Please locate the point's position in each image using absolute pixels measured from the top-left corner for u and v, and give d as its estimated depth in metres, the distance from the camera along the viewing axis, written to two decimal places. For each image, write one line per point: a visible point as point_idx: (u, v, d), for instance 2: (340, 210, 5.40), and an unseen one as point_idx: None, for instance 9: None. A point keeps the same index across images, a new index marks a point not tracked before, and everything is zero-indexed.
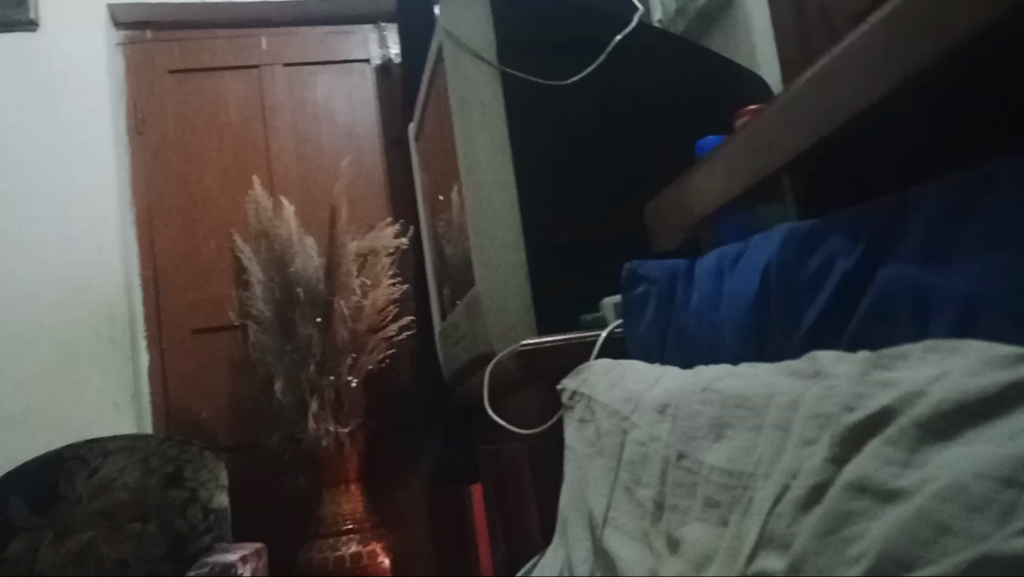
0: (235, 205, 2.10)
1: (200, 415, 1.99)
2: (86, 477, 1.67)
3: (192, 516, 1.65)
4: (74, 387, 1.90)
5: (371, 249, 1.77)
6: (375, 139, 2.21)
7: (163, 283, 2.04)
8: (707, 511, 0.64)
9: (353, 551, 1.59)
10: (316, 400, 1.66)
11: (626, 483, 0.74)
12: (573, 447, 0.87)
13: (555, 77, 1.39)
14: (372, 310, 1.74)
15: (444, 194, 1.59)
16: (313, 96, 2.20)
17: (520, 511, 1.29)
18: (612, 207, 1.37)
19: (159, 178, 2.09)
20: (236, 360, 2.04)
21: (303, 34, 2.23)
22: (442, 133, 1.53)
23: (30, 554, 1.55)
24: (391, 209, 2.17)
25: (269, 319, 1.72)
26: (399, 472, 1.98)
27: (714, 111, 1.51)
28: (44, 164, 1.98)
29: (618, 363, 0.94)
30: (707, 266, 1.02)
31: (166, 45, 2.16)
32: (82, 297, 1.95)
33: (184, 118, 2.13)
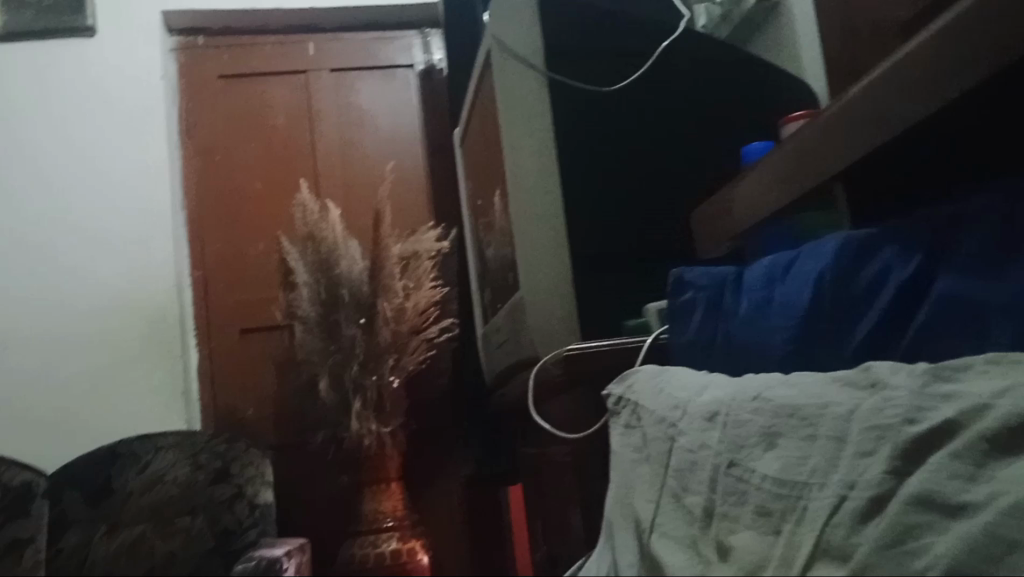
0: (281, 207, 2.12)
1: (244, 413, 2.01)
2: (138, 470, 1.71)
3: (239, 511, 1.68)
4: (126, 383, 1.94)
5: (414, 252, 1.78)
6: (419, 143, 2.22)
7: (210, 283, 2.06)
8: (758, 520, 0.64)
9: (393, 548, 1.61)
10: (358, 400, 1.68)
11: (672, 491, 0.74)
12: (619, 452, 0.89)
13: (600, 84, 1.39)
14: (415, 311, 1.76)
15: (487, 199, 1.60)
16: (357, 100, 2.22)
17: (561, 513, 1.30)
18: (655, 214, 1.37)
19: (206, 180, 2.12)
20: (281, 360, 2.05)
21: (348, 40, 2.25)
22: (487, 138, 1.53)
23: (83, 546, 1.62)
24: (434, 213, 2.18)
25: (314, 319, 1.74)
26: (438, 472, 1.99)
27: (760, 118, 1.50)
28: (99, 167, 2.03)
29: (665, 370, 0.95)
30: (755, 274, 1.02)
31: (217, 50, 2.19)
32: (134, 295, 1.99)
33: (232, 120, 2.16)
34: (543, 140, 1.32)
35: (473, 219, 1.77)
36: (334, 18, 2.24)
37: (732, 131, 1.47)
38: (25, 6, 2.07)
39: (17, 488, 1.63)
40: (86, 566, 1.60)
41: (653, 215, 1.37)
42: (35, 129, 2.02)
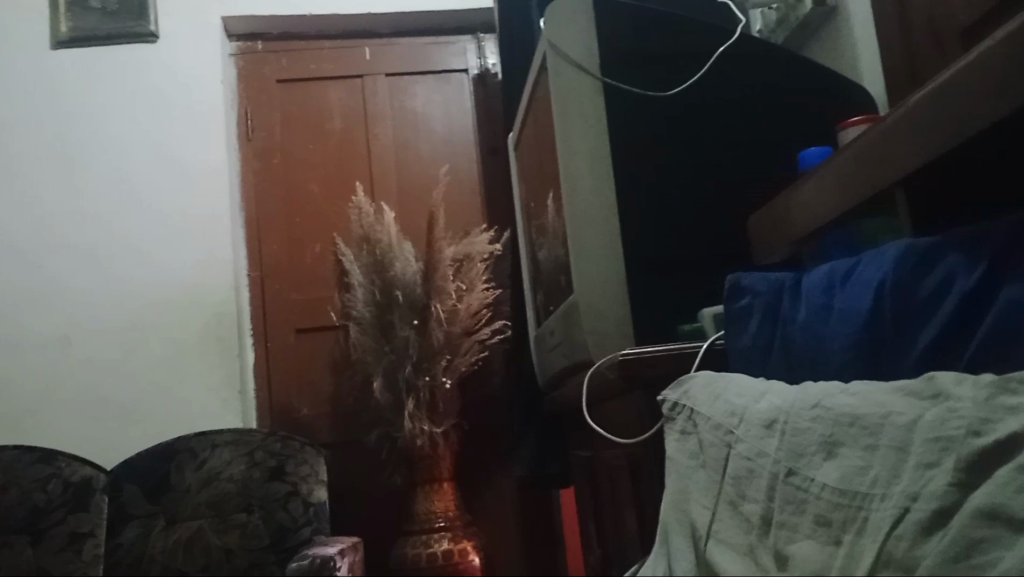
0: (337, 210, 2.16)
1: (301, 412, 2.05)
2: (196, 467, 1.73)
3: (293, 509, 1.68)
4: (184, 382, 1.99)
5: (467, 254, 1.81)
6: (472, 146, 2.25)
7: (268, 283, 2.11)
8: (817, 530, 0.67)
9: (445, 548, 1.63)
10: (412, 399, 1.71)
11: (731, 498, 0.76)
12: (674, 459, 0.89)
13: (656, 90, 1.39)
14: (467, 314, 1.78)
15: (541, 203, 1.61)
16: (413, 104, 2.24)
17: (615, 516, 1.30)
18: (710, 220, 1.37)
19: (267, 183, 2.17)
20: (338, 360, 2.08)
21: (404, 45, 2.27)
22: (541, 142, 1.54)
23: (143, 540, 1.67)
24: (486, 216, 2.20)
25: (369, 320, 1.78)
26: (490, 471, 2.00)
27: (817, 121, 1.49)
28: (161, 171, 2.09)
29: (720, 375, 0.94)
30: (814, 279, 1.01)
31: (275, 54, 2.23)
32: (193, 296, 2.04)
33: (290, 124, 2.20)
34: (598, 144, 1.31)
35: (527, 223, 1.78)
36: (389, 24, 2.26)
37: (788, 136, 1.46)
38: (89, 14, 2.13)
39: (79, 482, 1.68)
40: (146, 560, 1.65)
41: (707, 220, 1.37)
42: (101, 134, 2.09)
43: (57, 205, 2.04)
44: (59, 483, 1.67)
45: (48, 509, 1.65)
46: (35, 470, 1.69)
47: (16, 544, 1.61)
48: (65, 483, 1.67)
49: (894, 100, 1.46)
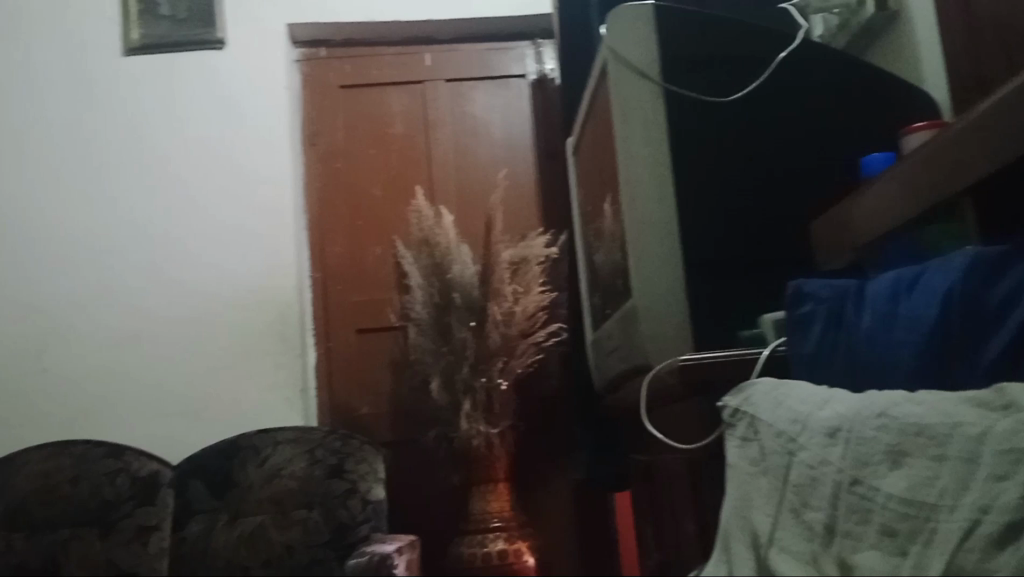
0: (397, 212, 2.16)
1: (361, 411, 2.05)
2: (258, 464, 1.71)
3: (353, 506, 1.65)
4: (248, 381, 1.99)
5: (524, 258, 1.82)
6: (530, 152, 2.22)
7: (331, 287, 2.12)
8: (882, 540, 0.77)
9: (500, 548, 1.64)
10: (469, 400, 1.73)
11: (794, 505, 0.85)
12: (735, 464, 0.95)
13: (716, 96, 1.39)
14: (524, 317, 1.79)
15: (598, 206, 1.62)
16: (472, 109, 2.23)
17: (673, 519, 1.30)
18: (770, 224, 1.36)
19: (330, 186, 2.18)
20: (397, 360, 2.08)
21: (464, 51, 2.27)
22: (601, 146, 1.54)
23: (206, 534, 1.65)
24: (543, 219, 2.18)
25: (428, 323, 1.81)
26: (545, 472, 2.02)
27: (880, 127, 1.47)
28: (228, 176, 2.09)
29: (781, 382, 0.98)
30: (879, 286, 1.00)
31: (339, 62, 2.24)
32: (263, 299, 2.04)
33: (352, 128, 2.21)
34: (658, 150, 1.31)
35: (584, 227, 1.78)
36: (449, 30, 2.25)
37: (851, 142, 1.44)
38: (159, 21, 2.16)
39: (146, 477, 1.70)
40: (209, 553, 1.63)
41: (767, 225, 1.36)
42: (169, 138, 2.11)
43: (126, 207, 2.07)
44: (126, 478, 1.70)
45: (116, 503, 1.67)
46: (103, 464, 1.71)
47: (85, 536, 1.63)
48: (132, 478, 1.70)
49: (959, 105, 1.43)
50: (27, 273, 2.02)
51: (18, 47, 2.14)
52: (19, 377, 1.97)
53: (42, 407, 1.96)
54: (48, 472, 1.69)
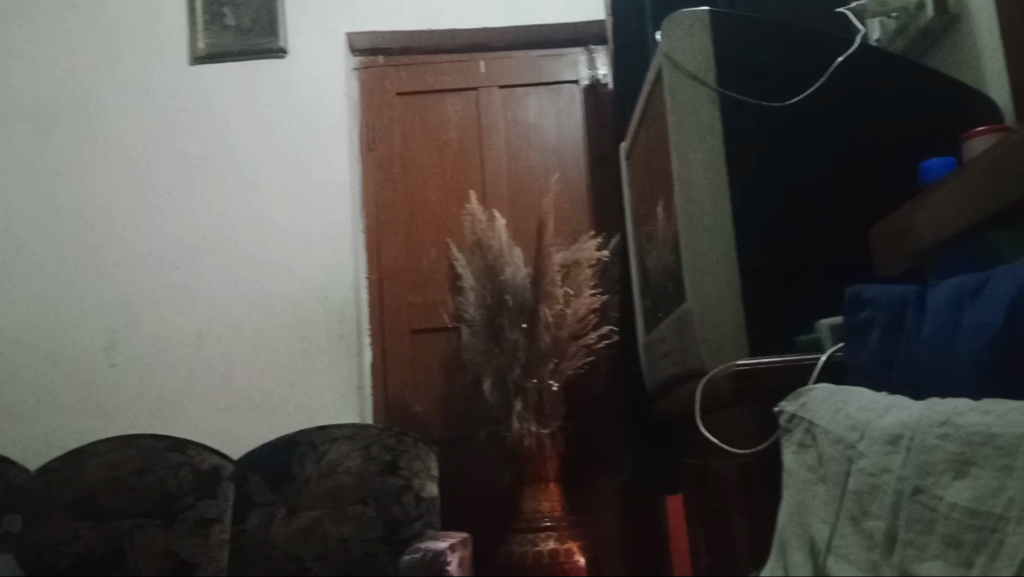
0: (452, 216, 2.19)
1: (414, 409, 2.09)
2: (315, 460, 1.75)
3: (406, 503, 1.67)
4: (307, 378, 2.04)
5: (575, 260, 1.84)
6: (582, 156, 2.23)
7: (387, 288, 2.16)
8: (946, 550, 0.78)
9: (550, 547, 1.65)
10: (520, 401, 1.75)
11: (853, 513, 0.87)
12: (792, 472, 0.96)
13: (772, 100, 1.39)
14: (575, 319, 1.81)
15: (650, 211, 1.63)
16: (525, 116, 2.25)
17: (727, 523, 1.30)
18: (827, 231, 1.36)
19: (386, 191, 2.21)
20: (450, 360, 2.12)
21: (518, 58, 2.28)
22: (654, 151, 1.54)
23: (265, 526, 1.69)
24: (595, 223, 2.18)
25: (480, 323, 1.84)
26: (594, 474, 2.03)
27: (939, 132, 1.45)
28: (287, 180, 2.14)
29: (839, 389, 0.98)
30: (941, 294, 0.99)
31: (397, 69, 2.27)
32: (321, 298, 2.08)
33: (409, 133, 2.25)
34: (714, 154, 1.32)
35: (636, 231, 1.79)
36: (505, 38, 2.27)
37: (910, 147, 1.43)
38: (225, 31, 2.21)
39: (208, 470, 1.76)
40: (267, 546, 1.66)
41: (823, 231, 1.36)
42: (234, 144, 2.17)
43: (192, 209, 2.13)
44: (190, 471, 1.76)
45: (179, 494, 1.73)
46: (168, 456, 1.77)
47: (149, 525, 1.69)
48: (196, 470, 1.76)
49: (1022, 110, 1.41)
50: (98, 272, 2.10)
51: (89, 55, 2.21)
52: (88, 372, 2.04)
53: (108, 401, 2.02)
54: (115, 463, 1.76)
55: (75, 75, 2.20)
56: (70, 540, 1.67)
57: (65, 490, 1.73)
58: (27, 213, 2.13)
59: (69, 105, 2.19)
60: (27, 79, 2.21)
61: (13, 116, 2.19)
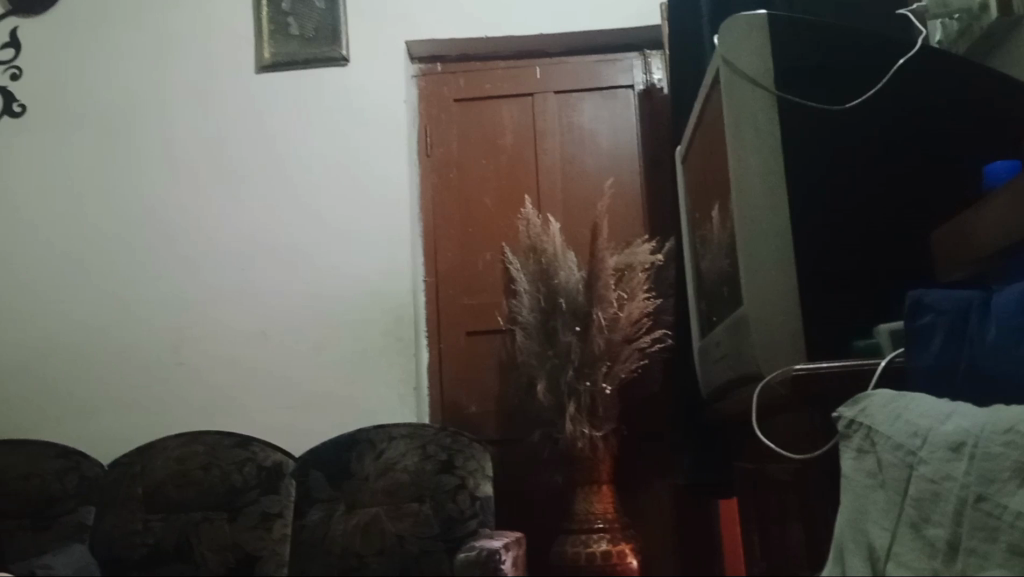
0: (507, 220, 2.22)
1: (469, 410, 2.12)
2: (373, 458, 1.79)
3: (461, 502, 1.70)
4: (365, 377, 2.09)
5: (629, 264, 1.84)
6: (636, 160, 2.24)
7: (444, 290, 2.20)
8: (1009, 559, 0.82)
9: (603, 548, 1.67)
10: (573, 403, 1.77)
11: (914, 520, 0.89)
12: (849, 476, 0.97)
13: (834, 103, 1.39)
14: (629, 322, 1.81)
15: (705, 215, 1.63)
16: (579, 120, 2.26)
17: (781, 527, 1.31)
18: (885, 235, 1.35)
19: (442, 196, 2.26)
20: (504, 362, 2.14)
21: (573, 63, 2.30)
22: (710, 156, 1.55)
23: (325, 523, 1.73)
24: (648, 227, 2.19)
25: (534, 326, 1.86)
26: (647, 477, 2.04)
27: (1003, 135, 1.43)
28: (346, 184, 2.20)
29: (899, 394, 0.99)
30: (1005, 299, 0.98)
31: (453, 76, 2.31)
32: (379, 300, 2.13)
33: (466, 137, 2.28)
34: (772, 160, 1.30)
35: (691, 235, 1.79)
36: (561, 44, 2.29)
37: (972, 151, 1.41)
38: (290, 40, 2.27)
39: (271, 466, 1.82)
40: (327, 540, 1.70)
41: (881, 235, 1.35)
42: (296, 149, 2.23)
43: (255, 214, 2.20)
44: (253, 467, 1.82)
45: (244, 489, 1.79)
46: (233, 452, 1.84)
47: (216, 519, 1.76)
48: (259, 466, 1.82)
49: None
50: (167, 273, 2.18)
51: (159, 64, 2.30)
52: (156, 370, 2.13)
53: (176, 398, 2.11)
54: (183, 458, 1.83)
55: (146, 83, 2.29)
56: (140, 532, 1.75)
57: (136, 484, 1.81)
58: (101, 216, 2.23)
59: (141, 113, 2.28)
60: (100, 87, 2.30)
61: (87, 123, 2.28)
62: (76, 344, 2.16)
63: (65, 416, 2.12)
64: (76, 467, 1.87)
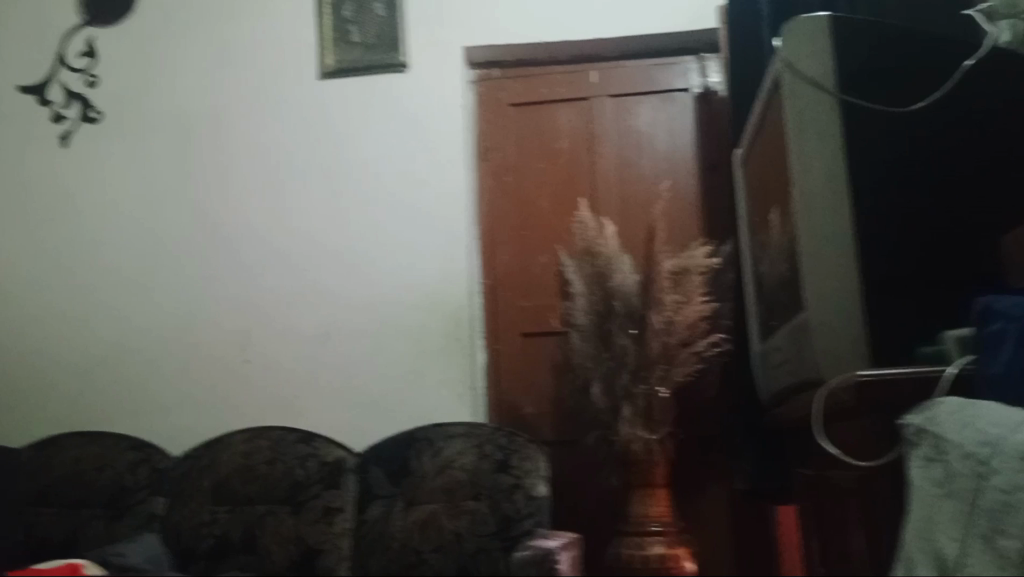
0: (564, 223, 2.23)
1: (524, 410, 2.14)
2: (431, 456, 1.82)
3: (517, 501, 1.71)
4: (423, 377, 2.12)
5: (686, 267, 1.85)
6: (692, 163, 2.23)
7: (499, 290, 2.22)
8: None
9: (659, 552, 1.68)
10: (629, 406, 1.77)
11: (985, 529, 0.99)
12: (919, 485, 1.06)
13: (899, 104, 1.37)
14: (685, 325, 1.81)
15: (765, 218, 1.63)
16: (635, 123, 2.26)
17: (843, 533, 1.30)
18: (951, 240, 1.33)
19: (498, 199, 2.27)
20: (559, 363, 2.16)
21: (630, 67, 2.29)
22: (769, 160, 1.54)
23: (385, 517, 1.77)
24: (705, 231, 2.19)
25: (588, 328, 1.87)
26: (703, 480, 2.03)
27: None
28: (405, 187, 2.24)
29: (960, 402, 1.08)
30: None
31: (512, 80, 2.31)
32: (437, 301, 2.17)
33: (522, 140, 2.29)
34: (834, 164, 1.28)
35: (749, 239, 1.79)
36: (617, 48, 2.30)
37: None
38: (352, 47, 2.32)
39: (333, 461, 1.87)
40: (386, 536, 1.74)
41: (948, 240, 1.33)
42: (355, 153, 2.28)
43: (314, 217, 2.25)
44: (316, 462, 1.87)
45: (306, 484, 1.84)
46: (298, 447, 1.90)
47: (279, 512, 1.81)
48: (322, 462, 1.87)
49: None
50: (231, 276, 2.25)
51: (226, 69, 2.37)
52: (221, 367, 2.20)
53: (240, 395, 2.17)
54: (249, 453, 1.90)
55: (212, 90, 2.37)
56: (208, 523, 1.81)
57: (205, 477, 1.88)
58: (170, 219, 2.30)
59: (208, 118, 2.35)
60: (169, 92, 2.38)
61: (157, 129, 2.37)
62: (147, 342, 2.24)
63: (135, 412, 2.20)
64: (148, 459, 1.96)
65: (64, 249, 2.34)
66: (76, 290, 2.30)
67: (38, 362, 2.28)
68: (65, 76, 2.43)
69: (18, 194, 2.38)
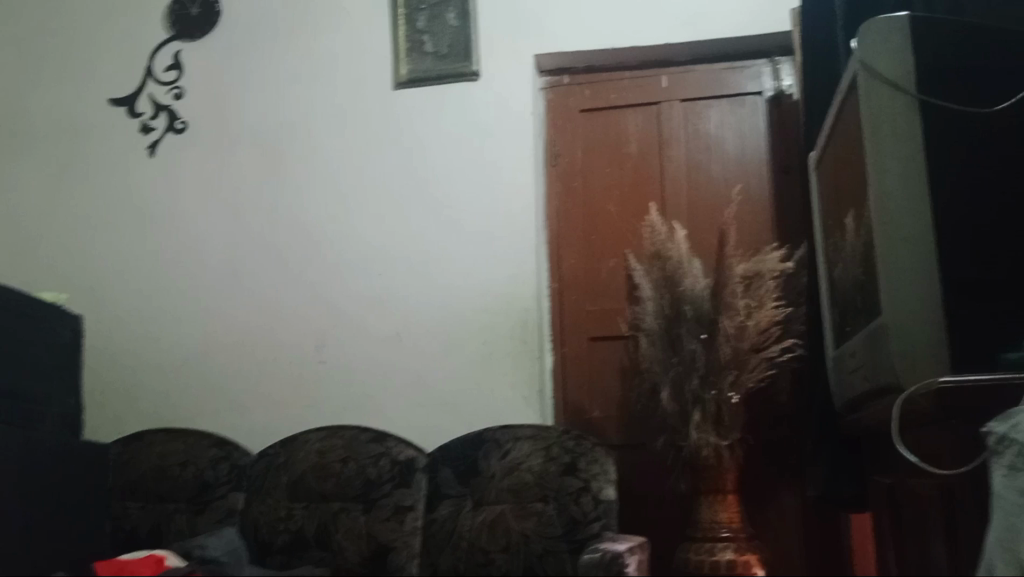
0: (632, 228, 2.24)
1: (592, 413, 2.16)
2: (499, 457, 1.85)
3: (584, 503, 1.72)
4: (493, 380, 2.16)
5: (757, 269, 1.79)
6: (764, 166, 2.21)
7: (566, 295, 2.25)
8: None
9: (729, 557, 1.67)
10: (699, 411, 1.77)
11: None
12: (1002, 494, 1.01)
13: (984, 104, 1.32)
14: (756, 331, 1.77)
15: (839, 221, 1.60)
16: (706, 128, 2.26)
17: (921, 544, 1.28)
18: None
19: (566, 205, 2.30)
20: (626, 367, 2.17)
21: (700, 72, 2.29)
22: (846, 162, 1.52)
23: (455, 516, 1.81)
24: (777, 235, 2.17)
25: (658, 333, 1.88)
26: (774, 486, 2.00)
27: None
28: (475, 193, 2.28)
29: None
30: None
31: (581, 87, 2.35)
32: (507, 305, 2.19)
33: (590, 144, 2.32)
34: (912, 166, 1.28)
35: (824, 241, 1.76)
36: (687, 52, 2.29)
37: None
38: (425, 57, 2.38)
39: (403, 461, 1.90)
40: (455, 535, 1.78)
41: None
42: (427, 159, 2.33)
43: (387, 223, 2.31)
44: (388, 460, 1.91)
45: (379, 481, 1.89)
46: (370, 447, 1.95)
47: (351, 510, 1.86)
48: (393, 461, 1.91)
49: None
50: (308, 280, 2.32)
51: (307, 81, 2.46)
52: (298, 368, 2.27)
53: (317, 395, 2.25)
54: (323, 451, 1.96)
55: (292, 101, 2.45)
56: (284, 519, 1.88)
57: (281, 474, 1.95)
58: (250, 225, 2.40)
59: (286, 129, 2.44)
60: (251, 103, 2.48)
61: (240, 139, 2.47)
62: (228, 344, 2.33)
63: (217, 409, 2.30)
64: (228, 456, 2.04)
65: (150, 255, 2.45)
66: (164, 292, 2.42)
67: (126, 360, 2.39)
68: (154, 89, 2.55)
69: (108, 202, 2.52)
